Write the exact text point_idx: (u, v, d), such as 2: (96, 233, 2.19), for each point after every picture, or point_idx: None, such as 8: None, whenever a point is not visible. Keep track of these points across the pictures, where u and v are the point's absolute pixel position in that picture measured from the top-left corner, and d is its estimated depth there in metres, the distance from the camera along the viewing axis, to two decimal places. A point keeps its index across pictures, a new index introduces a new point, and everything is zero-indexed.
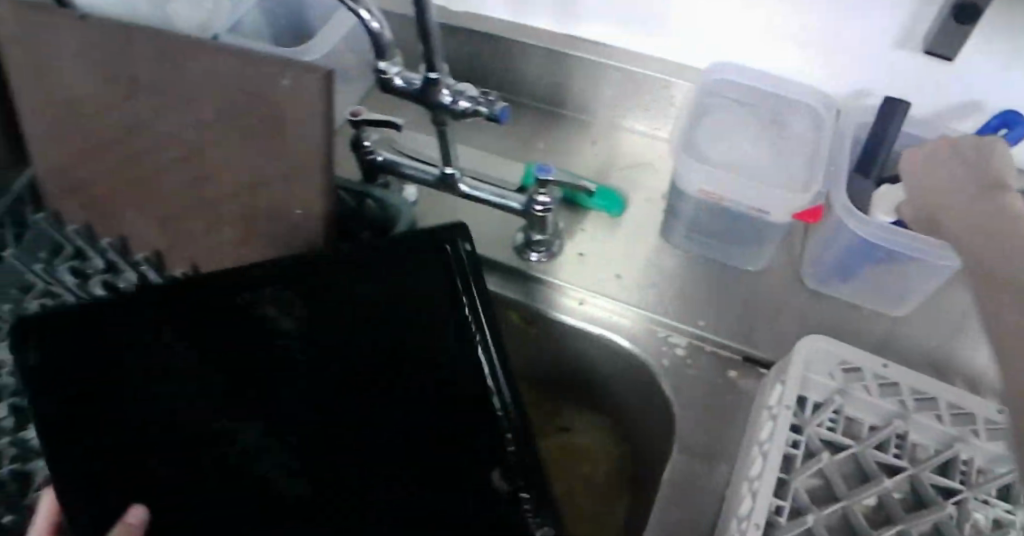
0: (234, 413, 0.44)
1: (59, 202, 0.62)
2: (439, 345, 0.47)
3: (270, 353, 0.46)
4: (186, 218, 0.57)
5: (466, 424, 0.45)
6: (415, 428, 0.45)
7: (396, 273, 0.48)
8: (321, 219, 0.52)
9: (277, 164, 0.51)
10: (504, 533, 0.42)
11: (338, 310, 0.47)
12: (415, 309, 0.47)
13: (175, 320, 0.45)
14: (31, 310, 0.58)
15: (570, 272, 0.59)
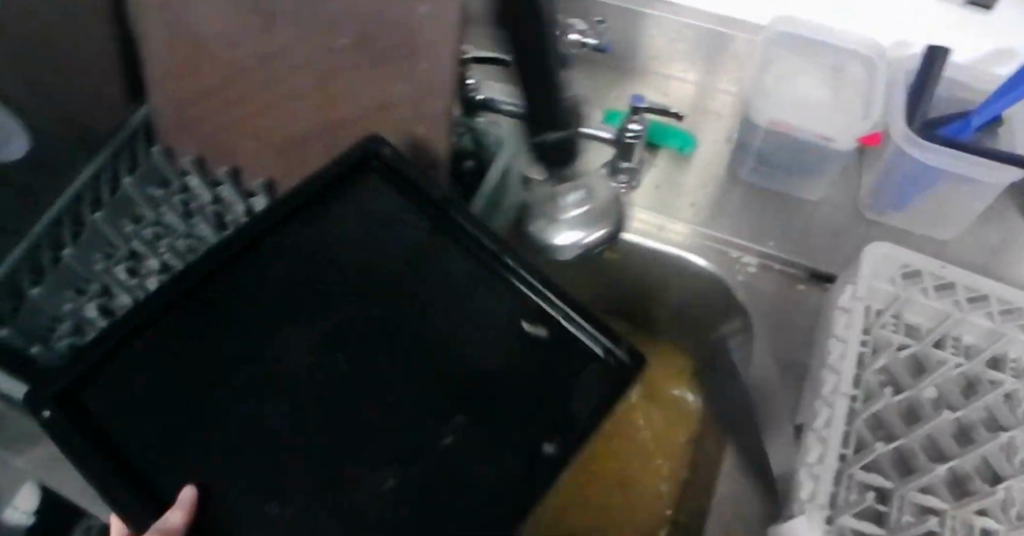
0: (265, 364, 0.45)
1: (177, 139, 0.68)
2: (412, 253, 0.49)
3: (268, 307, 0.47)
4: (307, 144, 0.63)
5: (477, 307, 0.48)
6: (432, 333, 0.47)
7: (342, 211, 0.51)
8: (444, 138, 0.58)
9: (404, 88, 0.57)
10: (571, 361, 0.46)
11: (315, 255, 0.49)
12: (374, 225, 0.50)
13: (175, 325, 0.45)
14: (145, 235, 0.65)
15: (648, 201, 0.66)
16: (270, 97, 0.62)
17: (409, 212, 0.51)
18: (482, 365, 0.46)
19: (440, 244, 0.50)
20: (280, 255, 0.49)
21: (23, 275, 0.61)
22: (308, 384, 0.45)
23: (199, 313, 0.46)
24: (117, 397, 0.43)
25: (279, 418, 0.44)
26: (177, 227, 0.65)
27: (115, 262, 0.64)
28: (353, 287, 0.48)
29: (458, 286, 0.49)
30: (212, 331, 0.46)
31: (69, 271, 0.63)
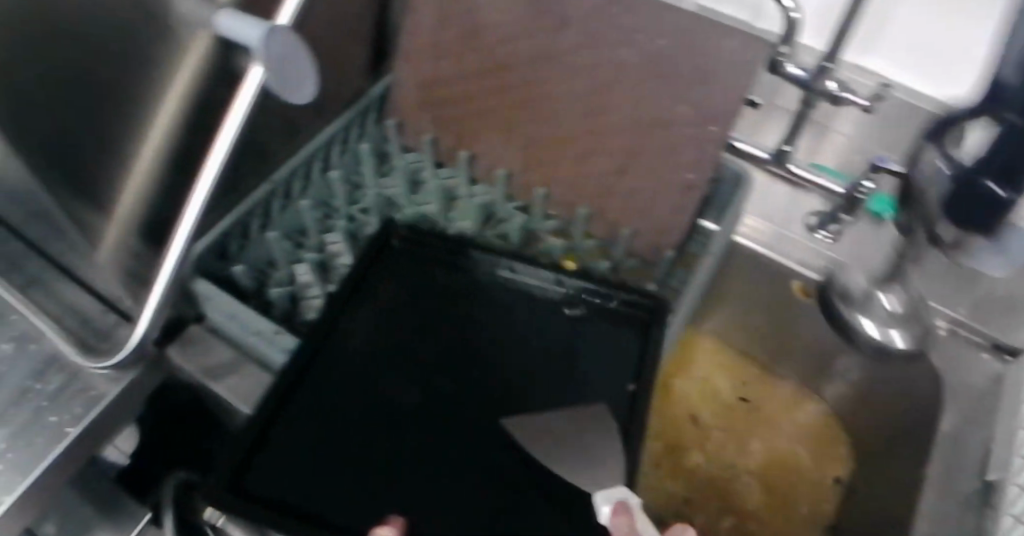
0: (388, 388, 0.55)
1: (416, 117, 0.71)
2: (473, 291, 0.62)
3: (380, 355, 0.57)
4: (552, 144, 0.66)
5: (523, 316, 0.61)
6: (503, 343, 0.59)
7: (401, 273, 0.63)
8: (707, 163, 0.62)
9: (682, 108, 0.61)
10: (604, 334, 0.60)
11: (394, 310, 0.60)
12: (431, 278, 0.63)
13: (304, 393, 0.53)
14: (366, 193, 0.71)
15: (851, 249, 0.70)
16: (538, 93, 0.65)
17: (455, 270, 0.64)
18: (536, 361, 0.58)
19: (486, 281, 0.63)
20: (362, 327, 0.58)
21: (256, 219, 0.66)
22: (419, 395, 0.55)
23: (330, 369, 0.55)
24: (289, 462, 0.50)
25: (399, 429, 0.52)
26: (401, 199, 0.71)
27: (336, 223, 0.69)
28: (426, 338, 0.59)
29: (501, 315, 0.61)
30: (346, 382, 0.55)
31: (297, 221, 0.68)
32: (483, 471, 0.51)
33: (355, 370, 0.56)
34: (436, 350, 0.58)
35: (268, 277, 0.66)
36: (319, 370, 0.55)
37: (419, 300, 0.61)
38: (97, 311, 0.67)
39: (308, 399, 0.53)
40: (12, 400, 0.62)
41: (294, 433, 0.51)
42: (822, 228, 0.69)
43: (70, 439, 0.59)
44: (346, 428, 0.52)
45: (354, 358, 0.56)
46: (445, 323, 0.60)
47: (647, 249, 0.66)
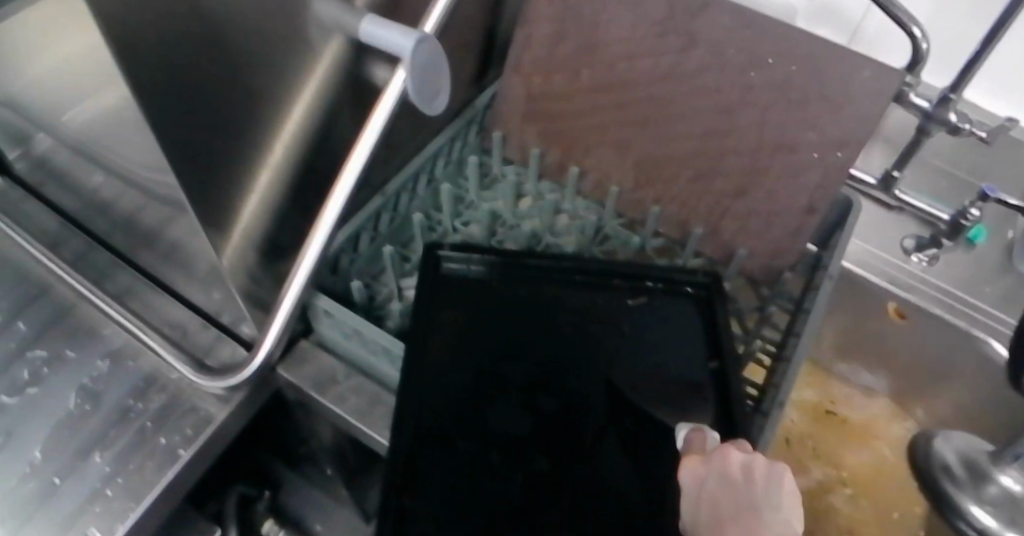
0: (490, 409, 0.57)
1: (522, 131, 0.71)
2: (539, 295, 0.64)
3: (472, 378, 0.59)
4: (670, 163, 0.66)
5: (588, 309, 0.63)
6: (579, 341, 0.61)
7: (466, 290, 0.63)
8: (829, 189, 0.62)
9: (807, 133, 0.61)
10: (671, 317, 0.63)
11: (469, 331, 0.61)
12: (493, 290, 0.63)
13: (420, 438, 0.55)
14: (474, 207, 0.71)
15: (944, 272, 0.70)
16: (657, 112, 0.65)
17: (514, 285, 0.64)
18: (616, 367, 0.60)
19: (546, 293, 0.64)
20: (445, 364, 0.59)
21: (365, 234, 0.65)
22: (528, 421, 0.57)
23: (430, 406, 0.57)
24: (435, 508, 0.53)
25: (520, 454, 0.56)
26: (506, 215, 0.70)
27: (442, 236, 0.69)
28: (509, 362, 0.60)
29: (570, 327, 0.62)
30: (448, 413, 0.57)
31: (405, 230, 0.68)
32: (605, 474, 0.55)
33: (454, 399, 0.57)
34: (520, 360, 0.60)
35: (378, 292, 0.65)
36: (421, 410, 0.56)
37: (491, 314, 0.62)
38: (198, 327, 0.64)
39: (419, 441, 0.55)
40: (116, 420, 0.59)
41: (426, 477, 0.54)
42: (919, 252, 0.70)
43: (184, 462, 0.57)
44: (466, 459, 0.55)
45: (449, 388, 0.58)
46: (522, 331, 0.61)
47: (760, 270, 0.67)
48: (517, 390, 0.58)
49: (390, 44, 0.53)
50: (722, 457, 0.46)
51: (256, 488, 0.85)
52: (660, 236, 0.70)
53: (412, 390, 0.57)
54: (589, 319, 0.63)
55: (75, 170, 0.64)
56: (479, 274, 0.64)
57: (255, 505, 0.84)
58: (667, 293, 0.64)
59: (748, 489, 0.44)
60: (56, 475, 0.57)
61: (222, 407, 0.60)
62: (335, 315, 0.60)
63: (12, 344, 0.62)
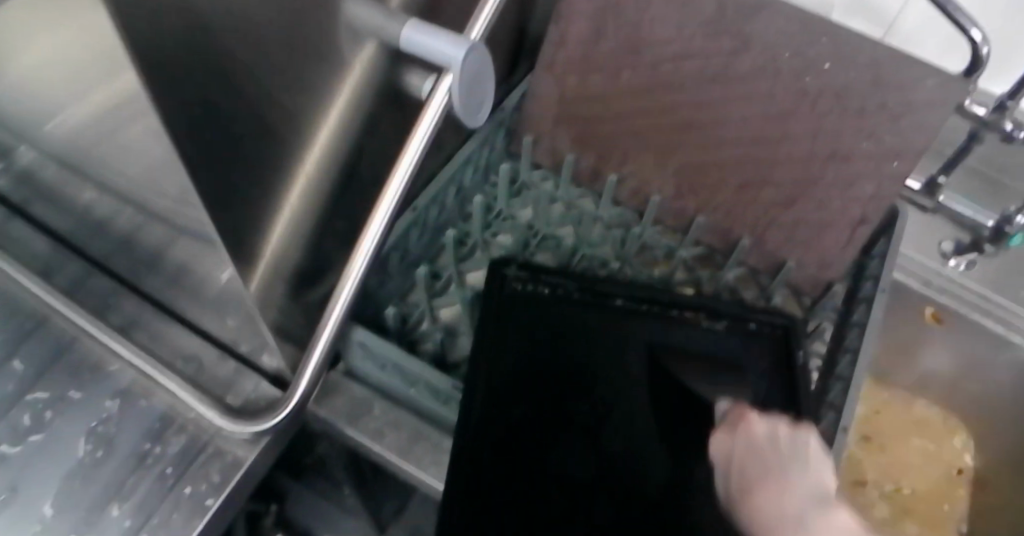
0: (556, 446, 0.55)
1: (554, 136, 0.67)
2: (611, 321, 0.60)
3: (538, 412, 0.56)
4: (714, 171, 0.63)
5: (659, 337, 0.59)
6: (652, 373, 0.58)
7: (533, 315, 0.59)
8: (881, 202, 0.59)
9: (861, 144, 0.58)
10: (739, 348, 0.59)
11: (536, 360, 0.58)
12: (562, 316, 0.60)
13: (482, 475, 0.53)
14: (503, 217, 0.67)
15: (987, 275, 0.66)
16: (704, 118, 0.62)
17: (578, 309, 0.60)
18: (685, 401, 0.57)
19: (615, 319, 0.60)
20: (509, 397, 0.56)
21: (394, 255, 0.61)
22: (591, 461, 0.54)
23: (494, 442, 0.54)
24: None
25: (584, 500, 0.53)
26: (540, 225, 0.67)
27: (473, 251, 0.66)
28: (574, 394, 0.57)
29: (640, 356, 0.58)
30: (511, 450, 0.54)
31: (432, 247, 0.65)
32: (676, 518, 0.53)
33: (521, 436, 0.54)
34: (589, 395, 0.57)
35: (410, 313, 0.61)
36: (485, 446, 0.53)
37: (559, 341, 0.58)
38: (214, 357, 0.60)
39: (481, 478, 0.52)
40: (132, 467, 0.54)
41: (487, 520, 0.51)
42: (957, 256, 0.66)
43: (212, 513, 0.52)
44: (530, 501, 0.52)
45: (514, 424, 0.55)
46: (592, 361, 0.58)
47: (807, 281, 0.65)
48: (586, 428, 0.55)
49: (435, 52, 0.48)
50: (748, 429, 0.49)
51: (262, 502, 0.76)
52: (700, 245, 0.67)
53: (478, 424, 0.54)
54: (661, 347, 0.59)
55: (58, 189, 0.56)
56: (544, 296, 0.60)
57: (263, 522, 0.76)
58: (736, 322, 0.60)
59: (778, 454, 0.46)
60: (72, 533, 0.51)
61: (250, 449, 0.55)
62: (373, 348, 0.56)
63: (13, 387, 0.57)
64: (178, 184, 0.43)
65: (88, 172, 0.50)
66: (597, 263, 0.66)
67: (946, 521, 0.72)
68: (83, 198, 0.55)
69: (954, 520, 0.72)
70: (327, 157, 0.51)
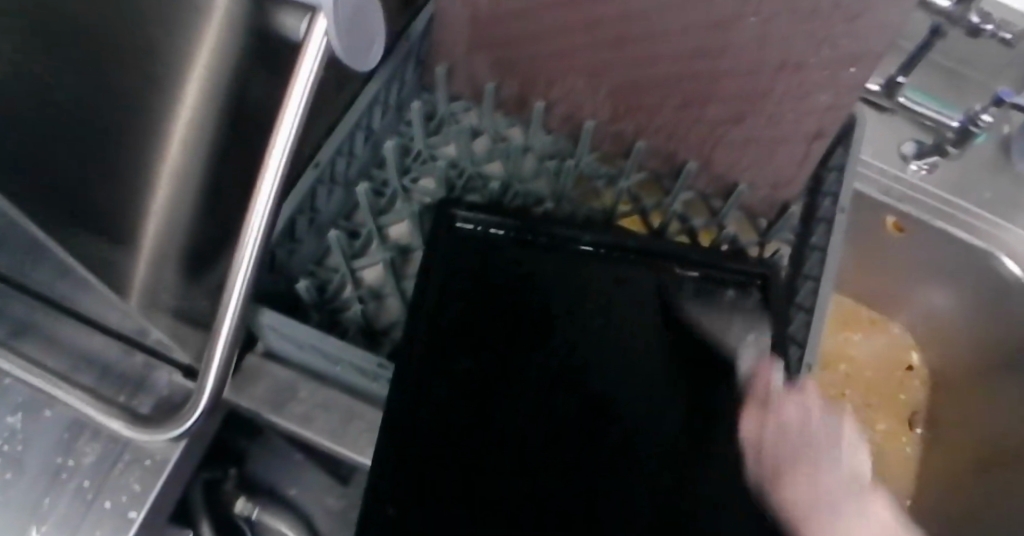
0: (509, 392, 0.50)
1: (471, 63, 0.59)
2: (567, 259, 0.55)
3: (488, 358, 0.51)
4: (650, 90, 0.56)
5: (621, 279, 0.54)
6: (616, 317, 0.53)
7: (480, 253, 0.54)
8: (836, 114, 0.53)
9: (813, 52, 0.50)
10: (710, 294, 0.53)
11: (487, 303, 0.53)
12: (514, 254, 0.54)
13: (420, 424, 0.48)
14: (423, 158, 0.60)
15: (942, 180, 0.63)
16: (633, 32, 0.54)
17: (529, 249, 0.55)
18: (649, 353, 0.52)
19: (575, 262, 0.55)
20: (458, 349, 0.51)
21: (302, 221, 0.55)
22: (542, 416, 0.49)
23: (440, 392, 0.49)
24: (427, 509, 0.46)
25: (539, 465, 0.48)
26: (464, 163, 0.60)
27: (391, 200, 0.59)
28: (528, 347, 0.52)
29: (600, 304, 0.53)
30: (459, 400, 0.49)
31: (346, 200, 0.59)
32: (634, 461, 0.49)
33: (470, 382, 0.50)
34: (545, 341, 0.52)
35: (328, 282, 0.56)
36: (429, 395, 0.49)
37: (510, 282, 0.53)
38: (121, 354, 0.54)
39: (422, 430, 0.48)
40: (46, 486, 0.50)
41: (423, 475, 0.46)
42: (918, 160, 0.63)
43: (138, 525, 0.49)
44: (477, 449, 0.48)
45: (461, 374, 0.50)
46: (547, 302, 0.53)
47: (762, 203, 0.60)
48: (542, 375, 0.51)
49: None
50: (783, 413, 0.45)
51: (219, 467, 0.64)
52: (643, 171, 0.61)
53: (420, 372, 0.49)
54: (624, 288, 0.54)
55: None
56: (493, 236, 0.54)
57: (223, 488, 0.64)
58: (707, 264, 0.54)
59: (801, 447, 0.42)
60: None
61: (171, 450, 0.51)
62: (283, 331, 0.51)
63: None
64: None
65: None
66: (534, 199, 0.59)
67: (894, 414, 0.73)
68: None
69: (902, 413, 0.74)
70: (197, 143, 0.41)
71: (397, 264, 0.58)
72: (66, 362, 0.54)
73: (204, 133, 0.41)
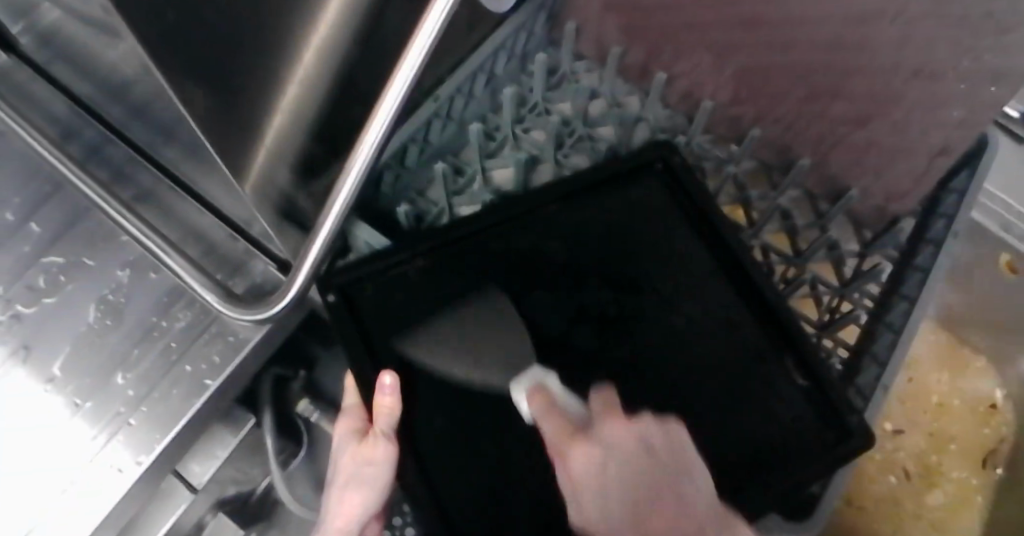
0: (561, 313, 0.52)
1: (602, 25, 0.61)
2: (701, 256, 0.54)
3: (565, 275, 0.54)
4: (776, 78, 0.56)
5: (732, 316, 0.52)
6: (708, 329, 0.52)
7: (638, 197, 0.55)
8: (968, 134, 0.51)
9: (956, 65, 0.48)
10: (813, 395, 0.49)
11: (601, 230, 0.55)
12: (669, 213, 0.55)
13: (468, 277, 0.53)
14: (542, 112, 0.60)
15: None
16: (770, 17, 0.53)
17: (665, 226, 0.55)
18: (719, 359, 0.51)
19: (695, 266, 0.54)
20: (546, 249, 0.54)
21: (412, 148, 0.57)
22: (560, 339, 0.52)
23: (501, 272, 0.54)
24: (404, 330, 0.52)
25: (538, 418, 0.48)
26: (576, 123, 0.60)
27: (502, 148, 0.58)
28: (591, 284, 0.53)
29: (686, 310, 0.52)
30: (512, 289, 0.53)
31: (457, 138, 0.57)
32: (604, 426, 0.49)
33: (533, 278, 0.53)
34: (615, 297, 0.53)
35: (426, 212, 0.57)
36: (500, 266, 0.54)
37: (642, 229, 0.55)
38: (226, 238, 0.58)
39: (472, 280, 0.53)
40: (139, 338, 0.54)
41: (431, 313, 0.52)
42: None
43: (211, 393, 0.53)
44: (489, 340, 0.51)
45: (529, 271, 0.54)
46: (650, 268, 0.54)
47: (871, 211, 0.58)
48: (593, 317, 0.52)
49: None
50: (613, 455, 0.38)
51: (291, 368, 0.74)
52: (754, 160, 0.60)
53: (504, 238, 0.54)
54: (734, 316, 0.52)
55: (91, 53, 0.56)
56: (636, 192, 0.55)
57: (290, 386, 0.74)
58: (826, 374, 0.49)
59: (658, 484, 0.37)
60: (78, 392, 0.53)
61: (255, 330, 0.54)
62: (374, 246, 0.54)
63: (29, 248, 0.57)
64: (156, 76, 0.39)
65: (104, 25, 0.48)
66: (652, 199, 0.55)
67: (982, 468, 0.72)
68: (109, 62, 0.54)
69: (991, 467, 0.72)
70: (332, 55, 0.42)
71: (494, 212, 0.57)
72: (178, 233, 0.58)
73: (337, 52, 0.42)
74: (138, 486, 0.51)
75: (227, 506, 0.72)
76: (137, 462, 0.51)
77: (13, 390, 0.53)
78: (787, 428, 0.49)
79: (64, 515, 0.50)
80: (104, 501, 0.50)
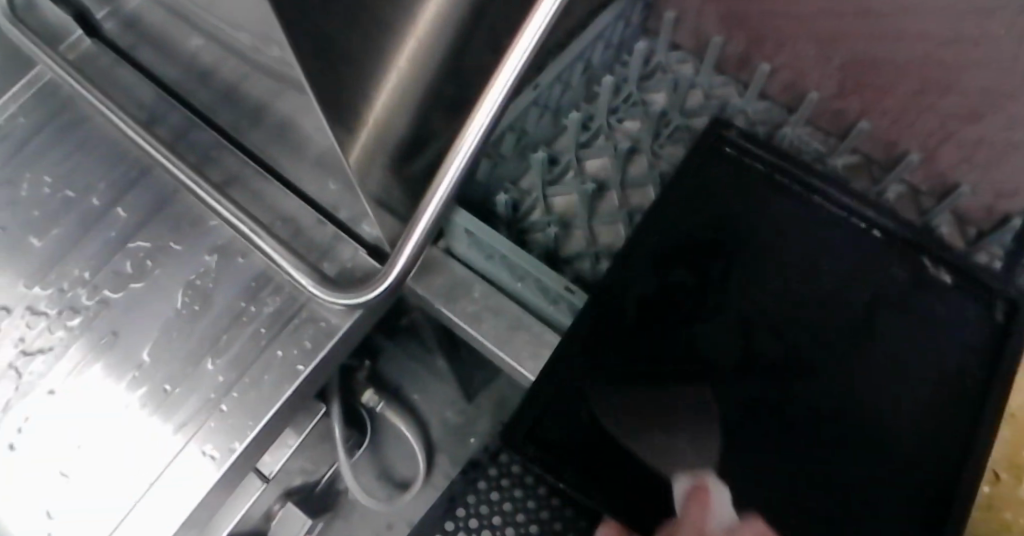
0: (715, 336, 0.47)
1: (701, 15, 0.60)
2: (812, 223, 0.49)
3: (700, 291, 0.48)
4: (883, 69, 0.54)
5: (861, 281, 0.48)
6: (852, 322, 0.47)
7: (731, 189, 0.50)
8: None
9: None
10: (969, 314, 0.46)
11: (717, 238, 0.49)
12: (761, 196, 0.50)
13: (606, 325, 0.47)
14: (637, 101, 0.59)
15: None
16: (883, 8, 0.51)
17: (776, 203, 0.49)
18: (877, 357, 0.46)
19: (815, 227, 0.49)
20: (676, 270, 0.48)
21: (507, 136, 0.55)
22: (729, 356, 0.46)
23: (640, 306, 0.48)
24: (568, 410, 0.45)
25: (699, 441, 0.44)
26: (674, 113, 0.58)
27: (597, 135, 0.57)
28: (736, 293, 0.48)
29: (835, 296, 0.47)
30: (656, 320, 0.47)
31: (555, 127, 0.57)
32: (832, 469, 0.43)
33: (668, 303, 0.48)
34: (764, 312, 0.47)
35: (521, 200, 0.55)
36: (627, 302, 0.48)
37: (754, 224, 0.49)
38: (315, 223, 0.58)
39: (609, 333, 0.47)
40: (228, 324, 0.53)
41: (581, 378, 0.46)
42: None
43: (303, 379, 0.51)
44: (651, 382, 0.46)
45: (668, 297, 0.48)
46: (781, 259, 0.49)
47: (982, 209, 0.55)
48: (754, 334, 0.47)
49: None
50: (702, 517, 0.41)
51: (356, 357, 0.71)
52: (856, 154, 0.58)
53: (632, 269, 0.48)
54: (865, 284, 0.48)
55: (166, 37, 0.54)
56: (729, 173, 0.50)
57: (355, 377, 0.71)
58: (959, 282, 0.46)
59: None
60: (167, 381, 0.52)
61: (345, 318, 0.53)
62: (476, 233, 0.51)
63: (116, 234, 0.57)
64: (285, 65, 0.38)
65: (189, 9, 0.47)
66: (752, 173, 0.50)
67: None
68: (187, 46, 0.53)
69: None
70: (438, 35, 0.40)
71: (591, 197, 0.55)
72: (267, 216, 0.58)
73: (444, 30, 0.40)
74: (231, 472, 0.50)
75: (294, 496, 0.70)
76: (230, 449, 0.50)
77: (101, 375, 0.52)
78: (972, 361, 0.45)
79: (153, 506, 0.49)
80: (193, 494, 0.49)
